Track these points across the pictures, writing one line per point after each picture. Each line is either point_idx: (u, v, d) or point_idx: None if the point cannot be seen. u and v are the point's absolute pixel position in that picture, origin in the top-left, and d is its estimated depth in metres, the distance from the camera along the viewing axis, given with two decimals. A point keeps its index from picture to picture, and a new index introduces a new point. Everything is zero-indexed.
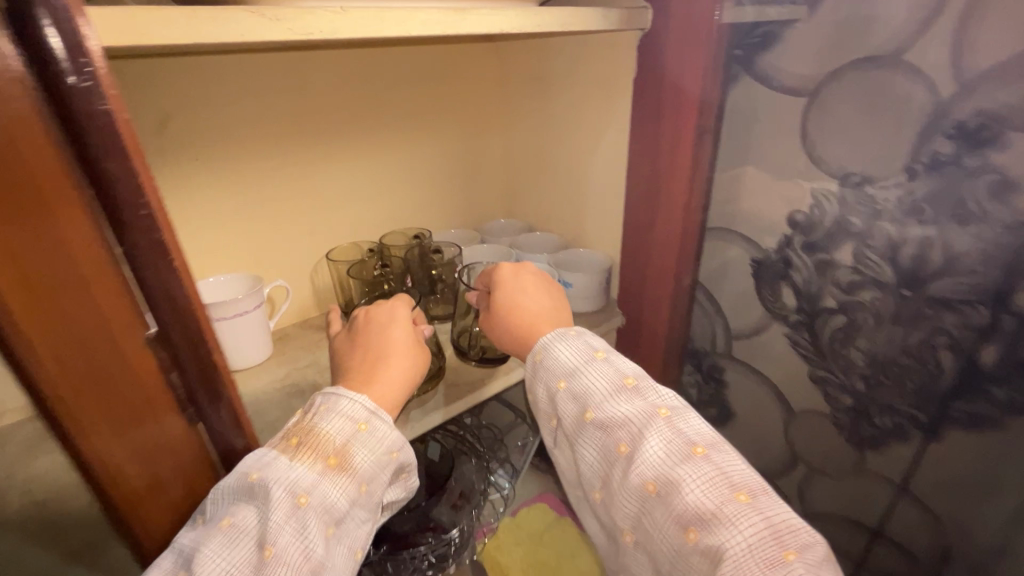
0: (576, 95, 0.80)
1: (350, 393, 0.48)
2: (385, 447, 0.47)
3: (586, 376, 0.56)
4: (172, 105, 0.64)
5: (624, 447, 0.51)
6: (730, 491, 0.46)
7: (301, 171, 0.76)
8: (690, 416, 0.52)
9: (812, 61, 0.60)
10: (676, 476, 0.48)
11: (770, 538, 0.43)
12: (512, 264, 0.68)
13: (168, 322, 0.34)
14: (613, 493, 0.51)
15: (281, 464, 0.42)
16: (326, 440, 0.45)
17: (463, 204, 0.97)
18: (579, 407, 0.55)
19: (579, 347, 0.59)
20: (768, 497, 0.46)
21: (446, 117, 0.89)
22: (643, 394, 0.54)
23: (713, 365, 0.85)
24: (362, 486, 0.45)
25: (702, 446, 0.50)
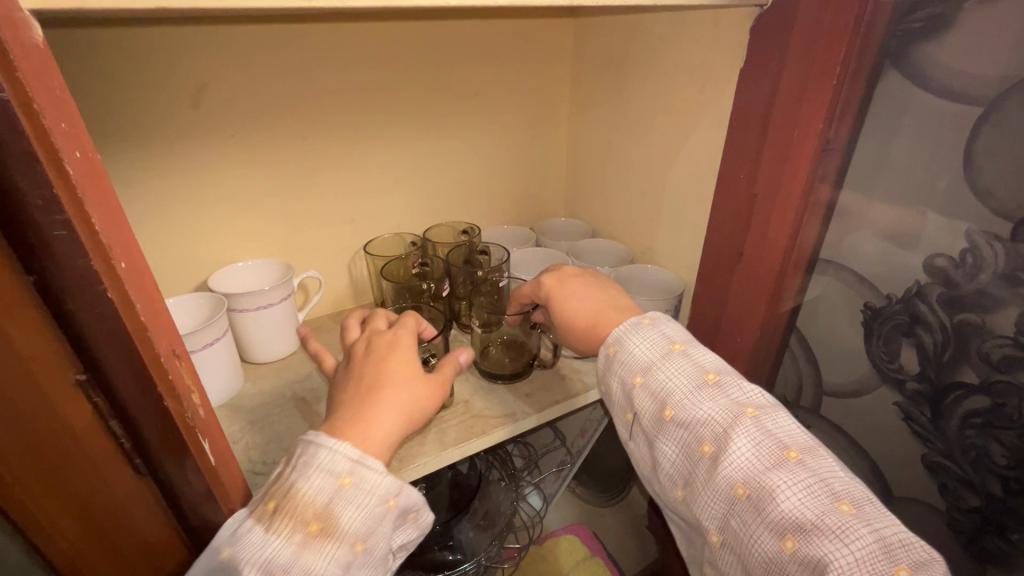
0: (663, 83, 0.66)
1: (329, 438, 0.38)
2: (380, 496, 0.37)
3: (661, 370, 0.44)
4: (210, 73, 0.58)
5: (707, 446, 0.40)
6: (832, 501, 0.35)
7: (344, 153, 0.70)
8: (784, 411, 0.40)
9: (999, 56, 0.43)
10: (770, 481, 0.36)
11: (881, 556, 0.32)
12: (552, 273, 0.56)
13: (105, 362, 0.28)
14: (694, 496, 0.40)
15: (252, 540, 0.34)
16: (304, 503, 0.36)
17: (520, 199, 0.88)
18: (653, 402, 0.43)
19: (655, 337, 0.46)
20: (873, 507, 0.35)
21: (510, 101, 0.79)
22: (730, 389, 0.42)
23: (794, 420, 0.69)
24: (358, 546, 0.36)
25: (796, 448, 0.38)
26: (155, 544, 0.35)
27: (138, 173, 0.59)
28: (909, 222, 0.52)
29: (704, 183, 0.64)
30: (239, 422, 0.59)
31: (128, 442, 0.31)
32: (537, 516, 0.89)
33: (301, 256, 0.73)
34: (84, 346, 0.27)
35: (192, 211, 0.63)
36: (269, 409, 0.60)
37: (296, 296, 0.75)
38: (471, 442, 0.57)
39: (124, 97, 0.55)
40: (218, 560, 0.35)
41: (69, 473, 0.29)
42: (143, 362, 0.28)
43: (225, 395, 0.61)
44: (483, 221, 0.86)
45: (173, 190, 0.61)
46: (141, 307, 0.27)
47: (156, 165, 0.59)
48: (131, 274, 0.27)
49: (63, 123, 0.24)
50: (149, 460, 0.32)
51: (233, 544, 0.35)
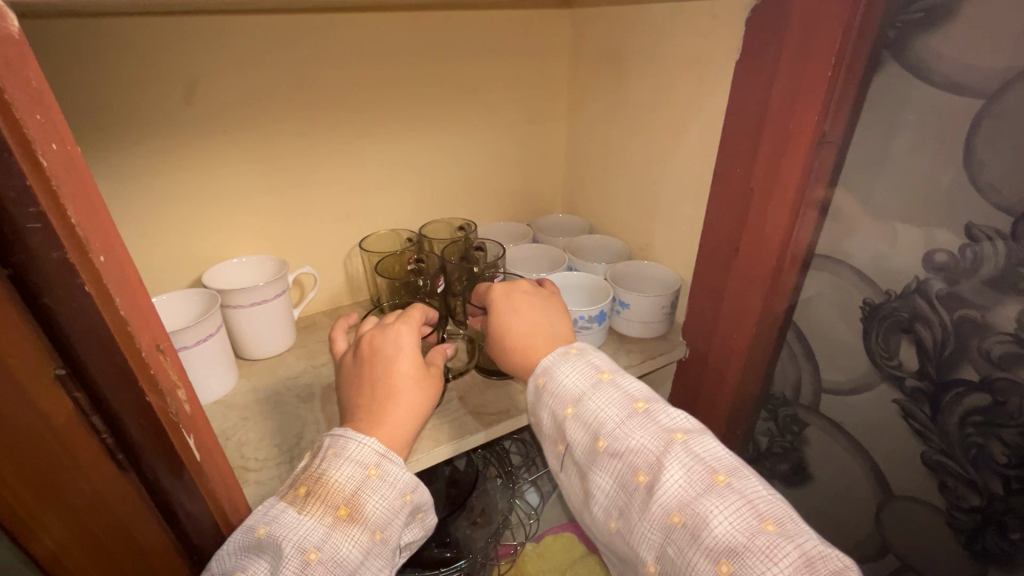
0: (660, 78, 0.65)
1: (356, 433, 0.40)
2: (401, 489, 0.40)
3: (592, 401, 0.44)
4: (203, 69, 0.58)
5: (641, 475, 0.40)
6: (759, 522, 0.35)
7: (339, 149, 0.69)
8: (710, 434, 0.41)
9: (1001, 48, 0.42)
10: (702, 507, 0.36)
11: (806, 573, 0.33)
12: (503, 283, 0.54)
13: (83, 357, 0.28)
14: (631, 527, 0.40)
15: (286, 521, 0.36)
16: (335, 489, 0.38)
17: (517, 195, 0.87)
18: (586, 433, 0.43)
19: (583, 366, 0.46)
20: (797, 524, 0.36)
21: (506, 96, 0.78)
22: (659, 416, 0.42)
23: (792, 418, 0.68)
24: (378, 534, 0.38)
25: (724, 471, 0.38)
26: (141, 542, 0.35)
27: (132, 169, 0.59)
28: (908, 218, 0.51)
29: (701, 179, 0.63)
30: (233, 419, 0.59)
31: (109, 438, 0.30)
32: (534, 512, 0.89)
33: (297, 252, 0.72)
34: (63, 341, 0.27)
35: (186, 206, 0.63)
36: (262, 406, 0.60)
37: (291, 292, 0.75)
38: (465, 438, 0.57)
39: (117, 92, 0.55)
40: (249, 539, 0.36)
41: (51, 470, 0.29)
42: (124, 356, 0.28)
43: (218, 392, 0.61)
44: (480, 217, 0.86)
45: (166, 186, 0.61)
46: (120, 300, 0.27)
47: (150, 160, 0.59)
48: (111, 268, 0.27)
49: (39, 115, 0.23)
50: (132, 457, 0.32)
51: (263, 527, 0.36)
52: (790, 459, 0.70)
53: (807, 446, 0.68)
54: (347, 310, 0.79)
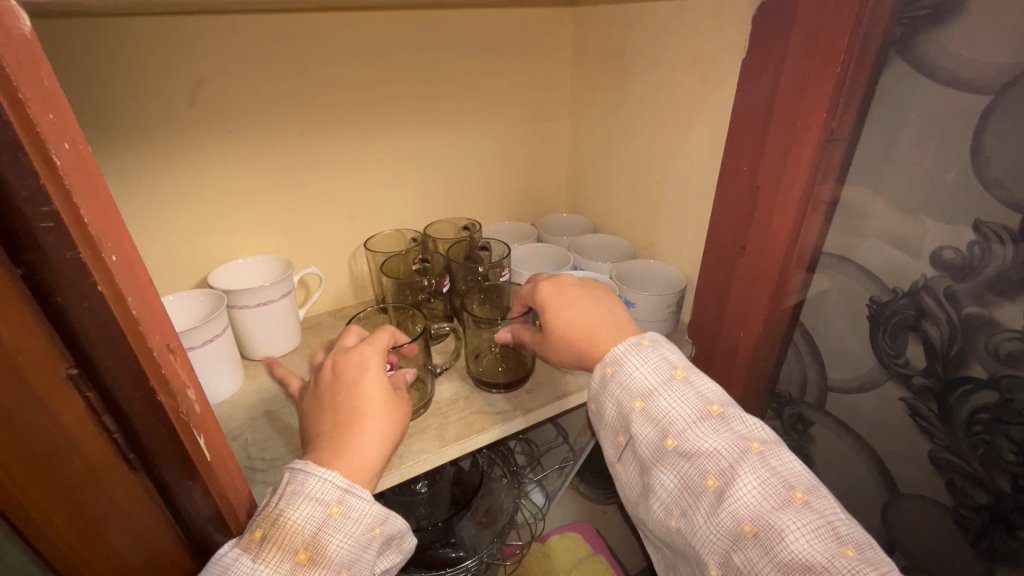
0: (664, 76, 0.65)
1: (316, 468, 0.40)
2: (365, 524, 0.40)
3: (664, 398, 0.44)
4: (208, 69, 0.58)
5: (711, 480, 0.40)
6: (837, 544, 0.35)
7: (343, 149, 0.69)
8: (787, 448, 0.41)
9: (1008, 43, 0.42)
10: (778, 521, 0.36)
11: None
12: (552, 280, 0.55)
13: (97, 357, 0.28)
14: (695, 529, 0.40)
15: (242, 569, 0.35)
16: (295, 531, 0.37)
17: (520, 194, 0.87)
18: (654, 430, 0.43)
19: (656, 361, 0.46)
20: (875, 551, 0.36)
21: (510, 95, 0.78)
22: (734, 422, 0.42)
23: (797, 416, 0.68)
24: (342, 573, 0.38)
25: (801, 488, 0.38)
26: (152, 543, 0.35)
27: (139, 168, 0.59)
28: (915, 216, 0.51)
29: (706, 178, 0.63)
30: (239, 419, 0.59)
31: (121, 438, 0.30)
32: (539, 512, 0.89)
33: (301, 252, 0.73)
34: (76, 341, 0.27)
35: (193, 205, 0.63)
36: (268, 407, 0.60)
37: (296, 292, 0.75)
38: (471, 438, 0.57)
39: (123, 92, 0.55)
40: None
41: (65, 470, 0.29)
42: (137, 355, 0.28)
43: (224, 393, 0.61)
44: (484, 217, 0.86)
45: (172, 187, 0.61)
46: (131, 300, 0.27)
47: (156, 160, 0.59)
48: (121, 269, 0.27)
49: (51, 114, 0.23)
50: (143, 456, 0.32)
51: (219, 574, 0.35)
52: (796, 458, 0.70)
53: (812, 445, 0.68)
54: (351, 310, 0.79)
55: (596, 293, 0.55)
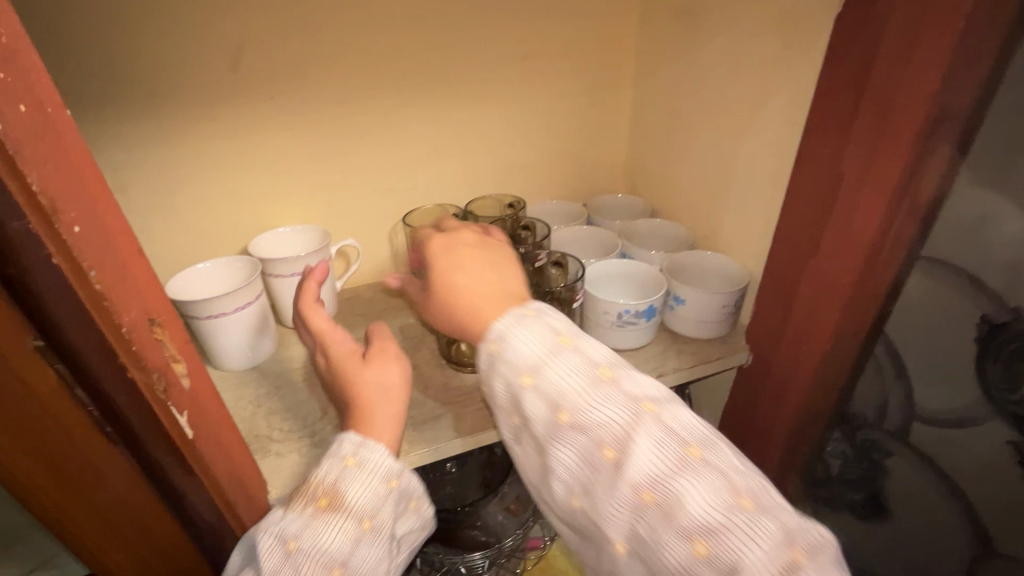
0: (741, 39, 0.56)
1: (338, 433, 0.43)
2: (383, 476, 0.41)
3: (553, 370, 0.38)
4: (247, 34, 0.57)
5: (608, 451, 0.35)
6: (739, 499, 0.32)
7: (384, 119, 0.67)
8: (680, 401, 0.37)
9: None
10: (677, 485, 0.33)
11: (785, 546, 0.30)
12: (444, 236, 0.49)
13: (66, 331, 0.27)
14: (597, 508, 0.35)
15: (274, 515, 0.39)
16: (315, 483, 0.40)
17: (572, 172, 0.81)
18: (546, 406, 0.38)
19: (540, 330, 0.40)
20: (772, 496, 0.33)
21: (564, 61, 0.72)
22: (625, 383, 0.37)
23: (872, 445, 0.60)
24: (366, 523, 0.40)
25: (700, 442, 0.34)
26: (144, 512, 0.35)
27: (186, 135, 0.60)
28: None
29: (779, 160, 0.54)
30: (265, 386, 0.59)
31: (97, 412, 0.30)
32: None
33: (341, 223, 0.72)
34: (40, 313, 0.26)
35: (233, 172, 0.64)
36: (292, 377, 0.60)
37: (336, 263, 0.75)
38: (485, 433, 0.53)
39: (167, 58, 0.56)
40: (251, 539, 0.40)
41: (49, 440, 0.29)
42: (103, 330, 0.27)
43: (256, 358, 0.62)
44: (532, 195, 0.81)
45: (210, 154, 0.62)
46: (97, 274, 0.26)
47: (199, 126, 0.60)
48: (87, 244, 0.25)
49: (5, 74, 0.22)
50: (122, 432, 0.31)
51: (264, 520, 0.40)
52: (864, 489, 0.62)
53: (886, 476, 0.60)
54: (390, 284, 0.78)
55: (486, 257, 0.47)
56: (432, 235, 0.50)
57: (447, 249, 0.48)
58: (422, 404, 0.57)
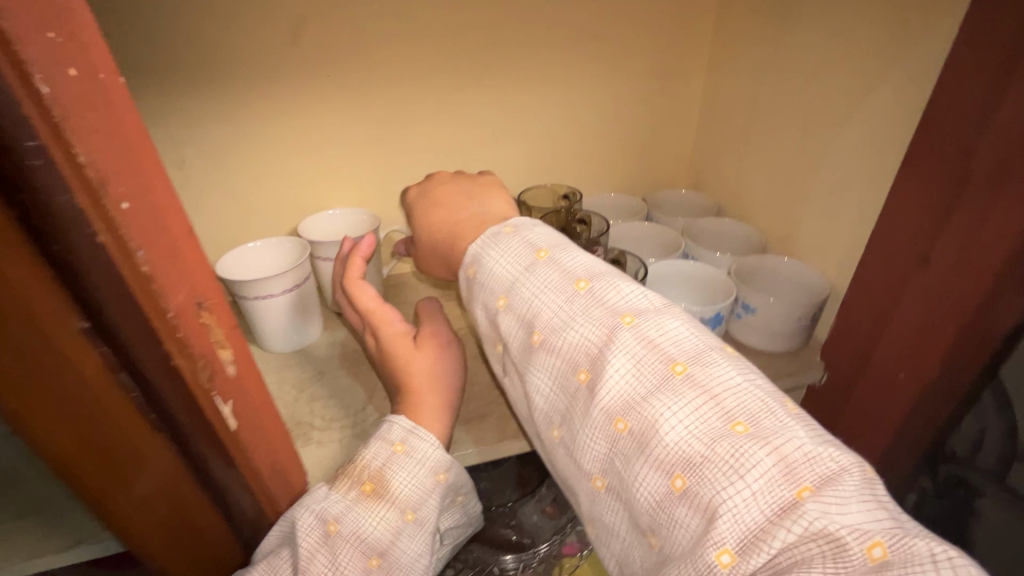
0: (845, 20, 0.50)
1: (390, 414, 0.44)
2: (430, 466, 0.42)
3: (526, 288, 0.39)
4: (308, 9, 0.55)
5: (583, 373, 0.35)
6: (723, 421, 0.30)
7: (441, 100, 0.65)
8: (668, 313, 0.35)
9: None
10: (650, 409, 0.32)
11: (777, 472, 0.28)
12: (417, 186, 0.52)
13: (110, 314, 0.25)
14: (576, 437, 0.35)
15: (316, 493, 0.39)
16: (362, 465, 0.41)
17: (634, 163, 0.76)
18: (522, 328, 0.39)
19: (516, 247, 0.41)
20: (775, 417, 0.30)
21: (635, 44, 0.67)
22: (604, 297, 0.36)
23: (959, 483, 0.53)
24: (408, 513, 0.40)
25: (683, 359, 0.33)
26: (184, 502, 0.33)
27: (244, 113, 0.59)
28: None
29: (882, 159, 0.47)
30: (309, 371, 0.58)
31: (141, 398, 0.29)
32: None
33: (391, 207, 0.70)
34: (86, 295, 0.24)
35: (288, 151, 0.63)
36: (335, 364, 0.59)
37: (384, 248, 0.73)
38: (532, 436, 0.50)
39: (229, 31, 0.54)
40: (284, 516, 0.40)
41: (93, 427, 0.28)
42: (148, 314, 0.25)
43: (302, 342, 0.61)
44: (589, 186, 0.77)
45: (267, 133, 0.61)
46: (143, 255, 0.24)
47: (258, 102, 0.59)
48: (135, 224, 0.24)
49: (52, 33, 0.20)
50: (164, 418, 0.30)
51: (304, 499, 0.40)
52: (945, 529, 0.56)
53: (972, 520, 0.54)
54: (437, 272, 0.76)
55: (467, 191, 0.49)
56: (410, 188, 0.53)
57: (464, 206, 0.47)
58: (467, 402, 0.54)
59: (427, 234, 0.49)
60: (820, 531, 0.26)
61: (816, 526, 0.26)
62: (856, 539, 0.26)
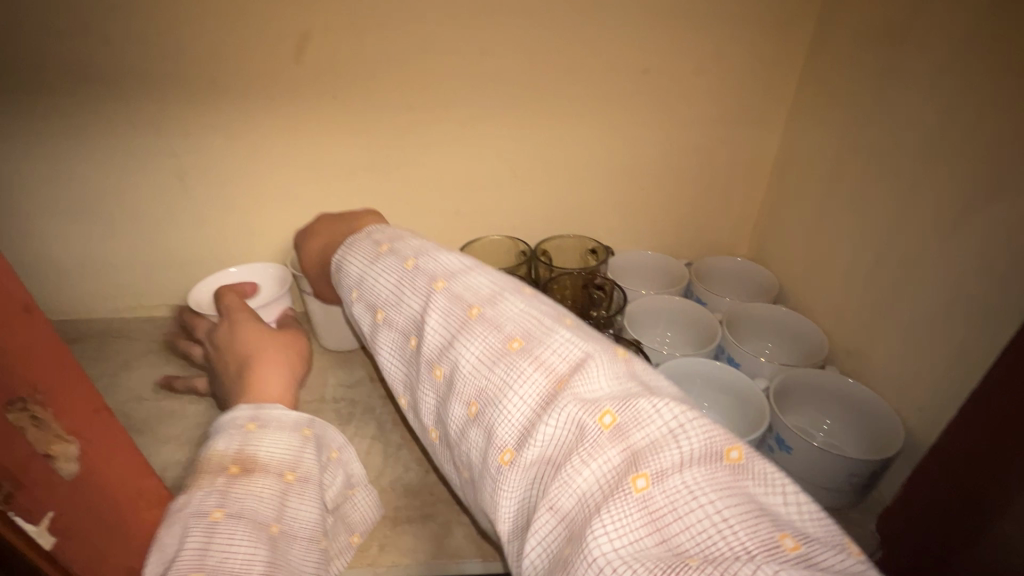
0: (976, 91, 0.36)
1: (228, 410, 0.42)
2: (293, 427, 0.41)
3: (370, 277, 0.40)
4: (320, 27, 0.51)
5: (412, 339, 0.37)
6: (503, 344, 0.32)
7: (461, 133, 0.57)
8: (475, 270, 0.37)
9: None
10: (455, 349, 0.33)
11: (540, 377, 0.30)
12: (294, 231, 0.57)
13: None
14: (414, 398, 0.37)
15: (179, 502, 0.35)
16: (218, 455, 0.38)
17: (682, 221, 0.65)
18: (367, 312, 0.40)
19: (365, 245, 0.43)
20: (548, 332, 0.33)
21: (698, 84, 0.56)
22: (427, 266, 0.39)
23: None
24: (290, 474, 0.39)
25: (480, 303, 0.35)
26: None
27: (247, 131, 0.56)
28: None
29: None
30: None
31: None
32: None
33: None
34: None
35: (292, 174, 0.59)
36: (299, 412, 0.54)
37: None
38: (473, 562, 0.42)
39: (237, 46, 0.51)
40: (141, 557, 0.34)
41: None
42: None
43: None
44: (626, 240, 0.66)
45: (271, 153, 0.57)
46: None
47: (262, 119, 0.55)
48: None
49: None
50: None
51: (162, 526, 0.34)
52: None
53: None
54: None
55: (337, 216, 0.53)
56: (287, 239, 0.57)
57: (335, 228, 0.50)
58: (415, 492, 0.47)
59: (313, 270, 0.51)
60: (577, 421, 0.28)
61: (570, 413, 0.28)
62: (591, 414, 0.28)
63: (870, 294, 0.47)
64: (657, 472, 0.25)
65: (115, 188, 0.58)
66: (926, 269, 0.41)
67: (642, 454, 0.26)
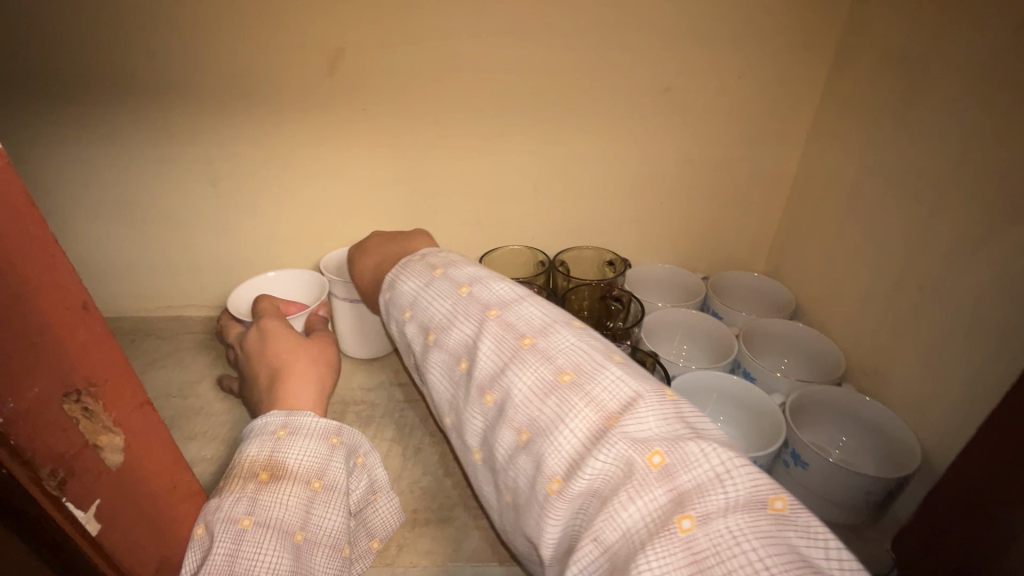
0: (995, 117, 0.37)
1: (261, 416, 0.43)
2: (321, 435, 0.42)
3: (424, 300, 0.41)
4: (353, 43, 0.53)
5: (462, 363, 0.37)
6: (554, 376, 0.33)
7: (485, 146, 0.59)
8: (526, 299, 0.38)
9: None
10: (506, 376, 0.34)
11: (589, 410, 0.30)
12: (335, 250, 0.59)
13: None
14: (459, 419, 0.38)
15: (213, 505, 0.36)
16: (248, 461, 0.39)
17: (701, 236, 0.65)
18: (420, 334, 0.41)
19: (421, 268, 0.44)
20: (599, 365, 0.32)
21: (719, 102, 0.57)
22: (483, 293, 0.39)
23: None
24: (316, 482, 0.39)
25: (532, 333, 0.35)
26: None
27: (280, 141, 0.58)
28: None
29: None
30: None
31: None
32: None
33: None
34: None
35: (320, 182, 0.61)
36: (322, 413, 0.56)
37: None
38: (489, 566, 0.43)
39: (274, 61, 0.53)
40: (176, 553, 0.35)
41: None
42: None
43: None
44: (644, 253, 0.67)
45: (302, 162, 0.59)
46: None
47: (295, 129, 0.57)
48: None
49: None
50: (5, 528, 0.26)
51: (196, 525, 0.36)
52: None
53: None
54: None
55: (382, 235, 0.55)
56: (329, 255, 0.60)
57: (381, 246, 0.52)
58: (433, 495, 0.48)
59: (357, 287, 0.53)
60: (626, 458, 0.28)
61: (619, 450, 0.28)
62: (640, 452, 0.27)
63: (888, 313, 0.48)
64: (703, 514, 0.25)
65: (153, 192, 0.60)
66: (944, 290, 0.42)
67: (689, 496, 0.25)
